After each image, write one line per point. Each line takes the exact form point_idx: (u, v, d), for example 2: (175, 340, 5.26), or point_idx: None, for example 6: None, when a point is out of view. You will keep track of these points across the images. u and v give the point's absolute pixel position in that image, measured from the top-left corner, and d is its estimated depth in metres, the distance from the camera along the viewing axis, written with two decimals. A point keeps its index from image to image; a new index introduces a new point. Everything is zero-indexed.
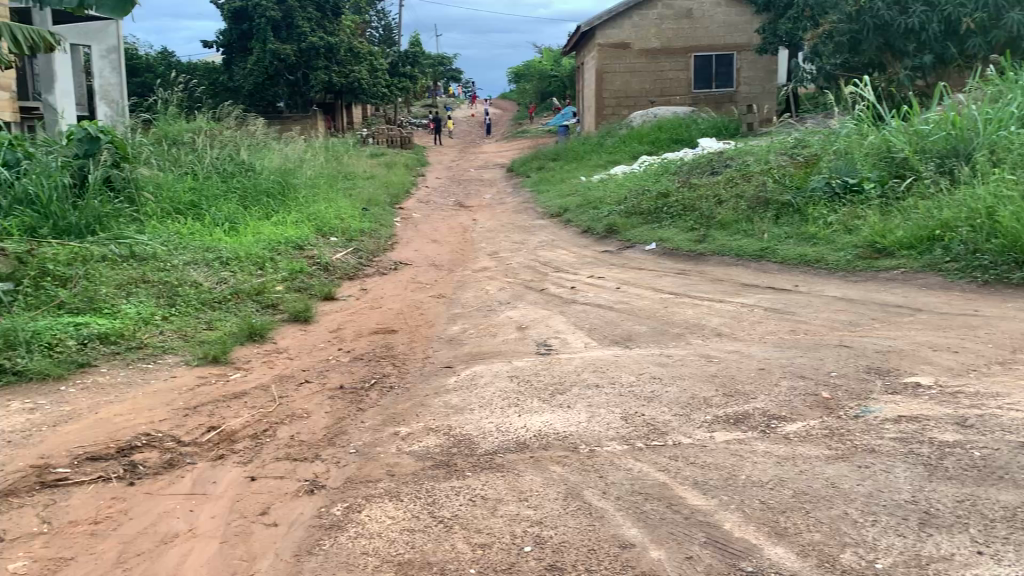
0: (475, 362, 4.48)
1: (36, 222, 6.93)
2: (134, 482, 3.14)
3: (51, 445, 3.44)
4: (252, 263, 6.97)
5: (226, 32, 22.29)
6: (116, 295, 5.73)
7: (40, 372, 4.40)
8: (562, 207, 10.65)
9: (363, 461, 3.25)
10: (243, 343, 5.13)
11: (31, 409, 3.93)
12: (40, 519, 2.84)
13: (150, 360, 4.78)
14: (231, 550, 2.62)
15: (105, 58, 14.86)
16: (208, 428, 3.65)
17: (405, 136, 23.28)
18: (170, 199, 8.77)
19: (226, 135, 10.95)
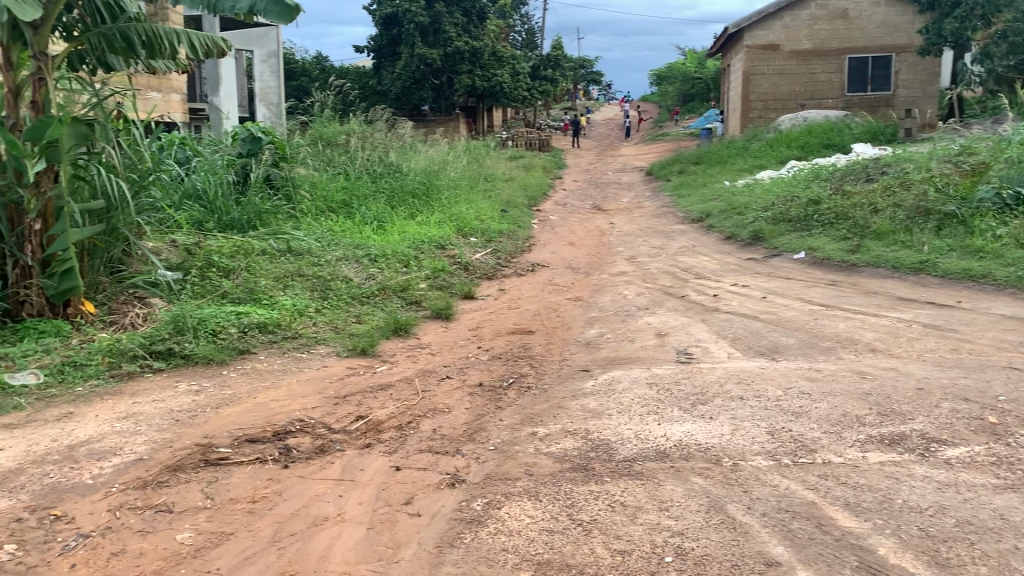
0: (613, 367, 4.47)
1: (203, 217, 7.45)
2: (288, 465, 3.31)
3: (214, 425, 3.68)
4: (398, 260, 7.20)
5: (377, 38, 23.17)
6: (274, 287, 6.07)
7: (205, 357, 4.73)
8: (704, 212, 10.44)
9: (502, 458, 3.30)
10: (389, 337, 5.33)
11: (197, 391, 4.23)
12: (204, 495, 3.04)
13: (304, 349, 5.03)
14: (377, 537, 2.72)
15: (265, 62, 15.73)
16: (356, 417, 3.80)
17: (544, 139, 23.46)
18: (324, 198, 9.20)
19: (376, 137, 11.34)
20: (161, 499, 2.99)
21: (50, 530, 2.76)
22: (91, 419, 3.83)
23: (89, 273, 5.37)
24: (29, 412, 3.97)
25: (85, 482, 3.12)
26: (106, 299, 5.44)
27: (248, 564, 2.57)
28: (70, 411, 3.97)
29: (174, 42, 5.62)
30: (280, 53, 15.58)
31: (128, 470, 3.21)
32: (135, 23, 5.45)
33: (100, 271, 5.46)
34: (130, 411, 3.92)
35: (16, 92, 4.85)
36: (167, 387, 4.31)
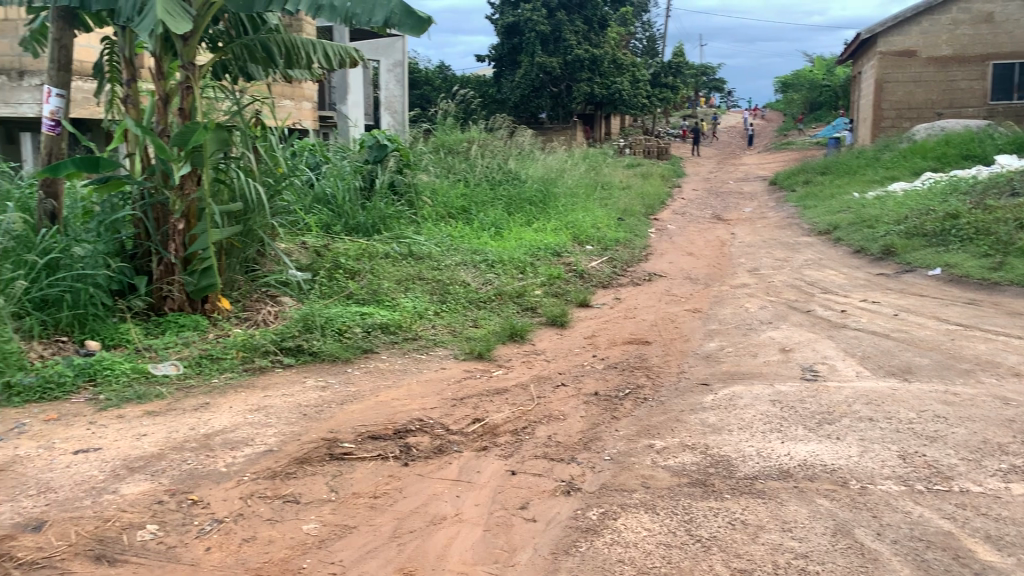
0: (734, 382, 4.36)
1: (331, 220, 7.76)
2: (408, 463, 3.39)
3: (339, 421, 3.82)
4: (514, 266, 7.27)
5: (499, 47, 23.52)
6: (396, 289, 6.24)
7: (332, 355, 4.91)
8: (831, 224, 10.08)
9: (618, 469, 3.28)
10: (505, 342, 5.38)
11: (323, 387, 4.39)
12: (329, 488, 3.15)
13: (423, 350, 5.15)
14: (494, 539, 2.75)
15: (390, 72, 16.19)
16: (473, 420, 3.86)
17: (663, 147, 23.19)
18: (444, 204, 9.41)
19: (496, 144, 11.50)
20: (289, 490, 3.12)
21: (188, 513, 2.93)
22: (225, 410, 4.04)
23: (226, 272, 5.66)
24: (170, 401, 4.23)
25: (220, 469, 3.29)
26: (240, 297, 5.73)
27: (370, 557, 2.65)
28: (206, 401, 4.19)
29: (309, 51, 5.90)
30: (406, 63, 16.20)
31: (259, 460, 3.37)
32: (274, 33, 5.74)
33: (236, 270, 5.75)
34: (260, 404, 4.11)
35: (166, 99, 5.18)
36: (295, 382, 4.50)
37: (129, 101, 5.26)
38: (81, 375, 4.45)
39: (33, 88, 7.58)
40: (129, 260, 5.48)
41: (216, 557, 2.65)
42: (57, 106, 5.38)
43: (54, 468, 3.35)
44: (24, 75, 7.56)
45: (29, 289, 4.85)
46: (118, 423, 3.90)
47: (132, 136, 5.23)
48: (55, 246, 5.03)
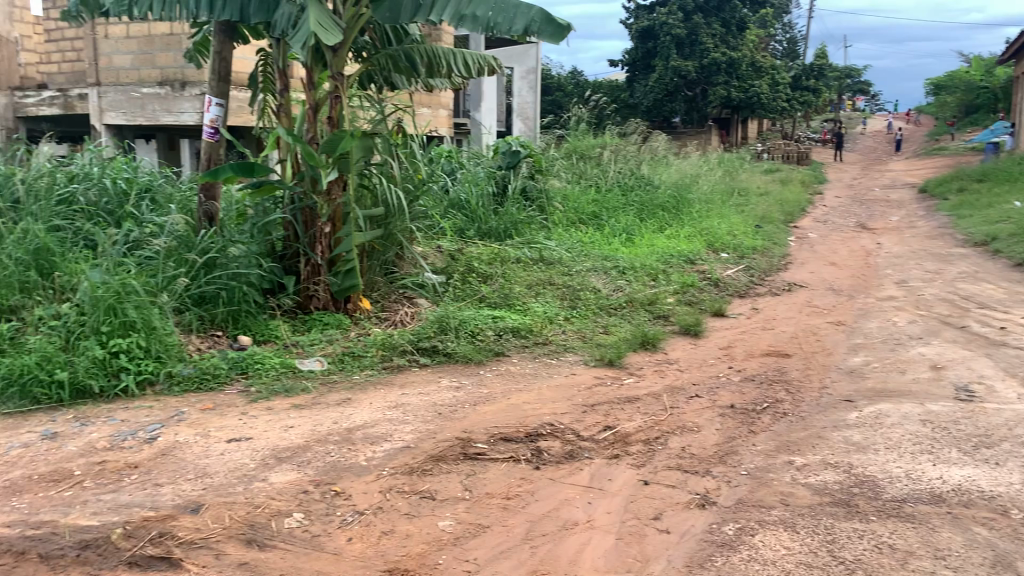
0: (880, 400, 4.16)
1: (464, 225, 7.96)
2: (540, 466, 3.42)
3: (473, 421, 3.90)
4: (646, 273, 7.21)
5: (633, 51, 23.40)
6: (527, 293, 6.31)
7: (465, 356, 5.01)
8: (989, 234, 9.47)
9: (755, 485, 3.19)
10: (636, 350, 5.33)
11: (457, 387, 4.49)
12: (463, 486, 3.22)
13: (554, 356, 5.17)
14: (626, 548, 2.74)
15: (523, 78, 16.33)
16: (604, 427, 3.85)
17: (803, 152, 22.39)
18: (576, 210, 9.44)
19: (630, 149, 11.43)
20: (425, 486, 3.21)
21: (331, 504, 3.06)
22: (365, 405, 4.20)
23: (367, 273, 5.89)
24: (314, 395, 4.43)
25: (361, 463, 3.42)
26: (380, 298, 5.95)
27: (504, 558, 2.69)
28: (347, 397, 4.37)
29: (450, 60, 6.04)
30: (538, 69, 15.78)
31: (398, 456, 3.48)
32: (416, 44, 5.91)
33: (377, 272, 5.97)
34: (398, 401, 4.24)
35: (315, 108, 5.42)
36: (430, 381, 4.63)
37: (282, 110, 5.54)
38: (234, 368, 4.74)
39: (193, 97, 7.99)
40: (278, 261, 5.77)
41: (357, 548, 2.76)
42: (217, 115, 5.73)
43: (210, 455, 3.57)
44: (186, 85, 8.03)
45: (189, 287, 5.21)
46: (267, 414, 4.12)
47: (284, 143, 5.51)
48: (212, 247, 5.37)
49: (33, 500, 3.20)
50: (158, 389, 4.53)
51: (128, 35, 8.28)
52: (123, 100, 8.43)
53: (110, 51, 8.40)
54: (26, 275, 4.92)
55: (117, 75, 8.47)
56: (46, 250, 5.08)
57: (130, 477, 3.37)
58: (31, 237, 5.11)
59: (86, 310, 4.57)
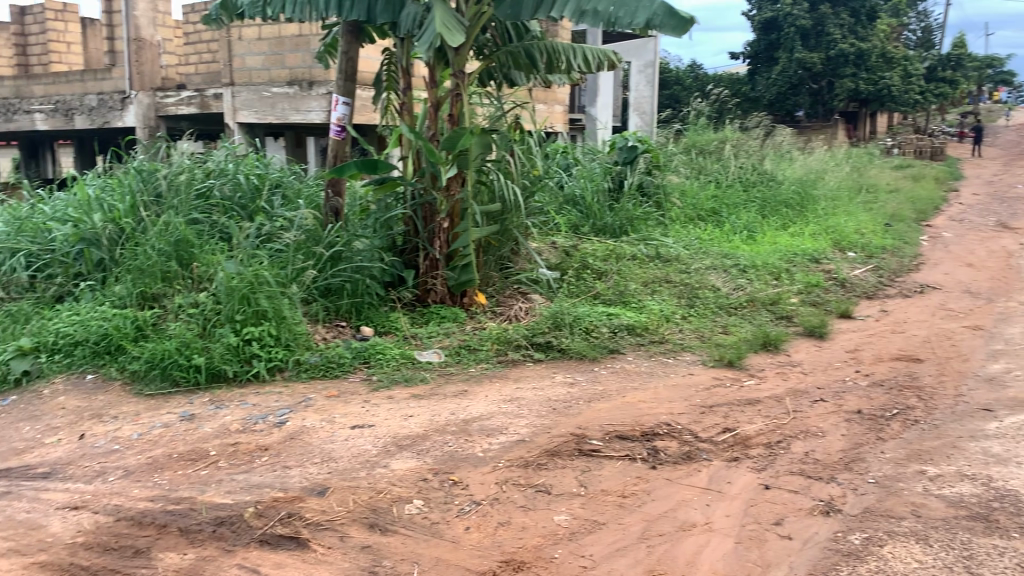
0: (1023, 411, 3.92)
1: (579, 221, 7.97)
2: (656, 466, 3.39)
3: (588, 418, 3.90)
4: (768, 272, 7.01)
5: (755, 44, 22.80)
6: (643, 291, 6.26)
7: (580, 352, 5.01)
8: None
9: (884, 494, 3.06)
10: (757, 351, 5.21)
11: (571, 383, 4.51)
12: (579, 482, 3.22)
13: (671, 354, 5.10)
14: (746, 553, 2.68)
15: (641, 72, 15.56)
16: (724, 429, 3.77)
17: (938, 147, 21.25)
18: (694, 206, 9.29)
19: (752, 144, 11.14)
20: (541, 480, 3.24)
21: (449, 492, 3.13)
22: (481, 398, 4.26)
23: (483, 268, 5.98)
24: (432, 386, 4.53)
25: (478, 454, 3.48)
26: (495, 292, 6.02)
27: (619, 555, 2.68)
28: (464, 389, 4.45)
29: (570, 56, 6.01)
30: (657, 62, 15.34)
31: (513, 449, 3.52)
32: (537, 41, 5.94)
33: (492, 267, 6.05)
34: (513, 395, 4.29)
35: (437, 105, 5.52)
36: (545, 376, 4.66)
37: (405, 109, 5.68)
38: (357, 357, 4.91)
39: (319, 96, 8.23)
40: (399, 255, 5.92)
41: (474, 537, 2.81)
42: (343, 114, 5.92)
43: (335, 440, 3.71)
44: (313, 85, 8.28)
45: (316, 278, 5.42)
46: (388, 403, 4.24)
47: (406, 141, 5.64)
48: (338, 241, 5.58)
49: (172, 477, 3.41)
50: (287, 375, 4.74)
51: (260, 36, 8.66)
52: (255, 99, 8.82)
53: (243, 52, 8.84)
54: (168, 266, 5.23)
55: (250, 75, 8.88)
56: (186, 242, 5.39)
57: (261, 459, 3.54)
58: (173, 230, 5.43)
59: (221, 299, 4.83)
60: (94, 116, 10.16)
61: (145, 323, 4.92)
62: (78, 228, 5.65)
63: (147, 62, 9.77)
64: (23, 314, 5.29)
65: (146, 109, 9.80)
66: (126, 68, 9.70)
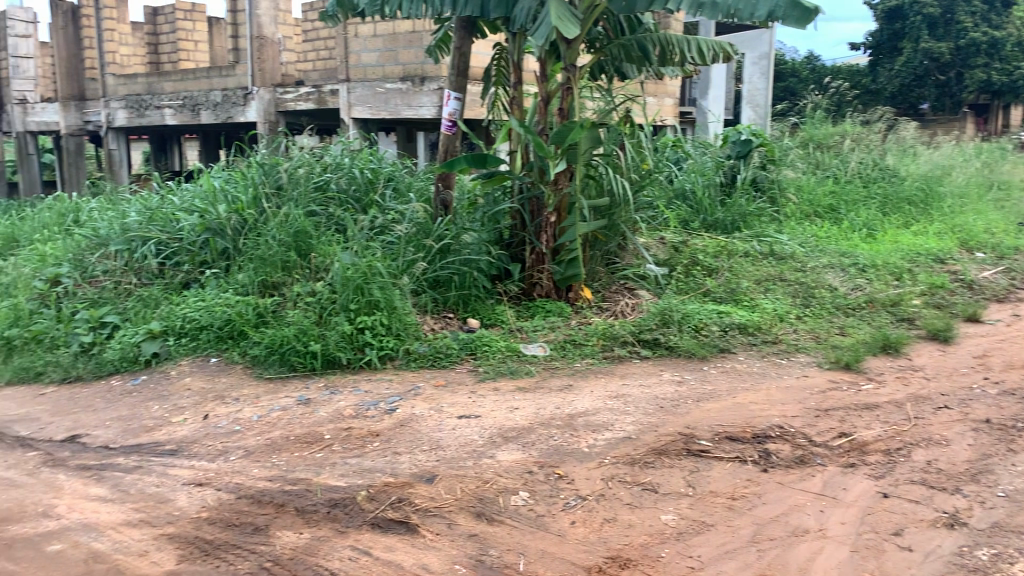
0: None
1: (689, 217, 7.85)
2: (767, 469, 3.30)
3: (697, 417, 3.84)
4: (890, 272, 6.71)
5: (877, 34, 21.87)
6: (755, 289, 6.11)
7: (688, 351, 4.93)
8: None
9: (1015, 509, 2.91)
10: (876, 354, 5.00)
11: (680, 382, 4.44)
12: (686, 482, 3.18)
13: (784, 355, 4.96)
14: (862, 562, 2.59)
15: (756, 65, 15.12)
16: (839, 434, 3.64)
17: None
18: (810, 202, 9.00)
19: (873, 138, 10.69)
20: (648, 478, 3.20)
21: (555, 486, 3.14)
22: (588, 393, 4.25)
23: (590, 263, 5.97)
24: (537, 379, 4.56)
25: (583, 449, 3.48)
26: (601, 288, 5.99)
27: (728, 558, 2.63)
28: (569, 383, 4.46)
29: (683, 48, 5.91)
30: (773, 54, 14.83)
31: (620, 446, 3.50)
32: (651, 32, 5.88)
33: (599, 262, 6.03)
34: (620, 392, 4.26)
35: (547, 100, 5.53)
36: (653, 374, 4.61)
37: (515, 103, 5.71)
38: (464, 348, 4.97)
39: (431, 91, 8.35)
40: (506, 249, 5.98)
41: (580, 532, 2.81)
42: (455, 109, 6.01)
43: (443, 428, 3.78)
44: (425, 80, 8.41)
45: (426, 270, 5.53)
46: (495, 394, 4.29)
47: (516, 135, 5.68)
48: (448, 234, 5.67)
49: (290, 458, 3.55)
50: (397, 363, 4.85)
51: (375, 34, 8.87)
52: (369, 95, 9.05)
53: (359, 49, 9.08)
54: (288, 256, 5.44)
55: (365, 71, 9.11)
56: (304, 233, 5.60)
57: (372, 444, 3.64)
58: (292, 221, 5.65)
59: (337, 289, 4.99)
60: (219, 111, 10.65)
61: (265, 310, 5.14)
62: (205, 219, 5.94)
63: (269, 60, 10.13)
64: (154, 299, 5.60)
65: (267, 105, 10.16)
66: (249, 65, 10.09)
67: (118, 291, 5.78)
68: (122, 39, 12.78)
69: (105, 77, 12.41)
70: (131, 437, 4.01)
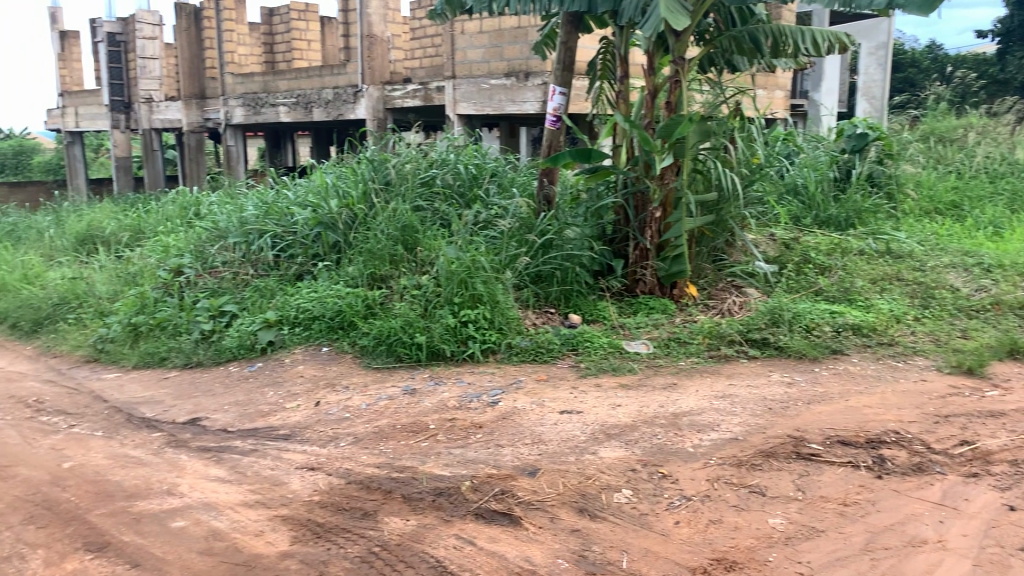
0: None
1: (800, 213, 7.62)
2: (882, 476, 3.18)
3: (807, 420, 3.72)
4: (1018, 272, 6.33)
5: (1008, 20, 20.64)
6: (871, 288, 5.87)
7: (799, 352, 4.79)
8: None
9: None
10: (1002, 358, 4.73)
11: (789, 383, 4.32)
12: (795, 486, 3.09)
13: (901, 358, 4.76)
14: None
15: (872, 55, 14.49)
16: (961, 442, 3.47)
17: None
18: (930, 199, 8.59)
19: (1001, 131, 10.11)
20: (755, 481, 3.13)
21: (659, 485, 3.11)
22: (693, 392, 4.19)
23: (695, 260, 5.88)
24: (641, 376, 4.52)
25: (688, 449, 3.43)
26: (707, 285, 5.88)
27: (840, 565, 2.55)
28: (674, 381, 4.40)
29: (797, 38, 5.69)
30: (891, 44, 14.16)
31: (726, 447, 3.43)
32: (763, 23, 5.71)
33: (705, 259, 5.93)
34: (726, 391, 4.18)
35: (654, 93, 5.46)
36: (761, 374, 4.50)
37: (621, 97, 5.66)
38: (566, 344, 4.96)
39: (535, 86, 8.36)
40: (609, 244, 5.95)
41: (685, 532, 2.78)
42: (560, 104, 6.01)
43: (545, 423, 3.80)
44: (529, 75, 8.43)
45: (528, 265, 5.58)
46: (597, 391, 4.27)
47: (621, 129, 5.64)
48: (550, 228, 5.69)
49: (396, 446, 3.64)
50: (499, 357, 4.88)
51: (481, 30, 8.95)
52: (475, 91, 9.14)
53: (465, 46, 9.18)
54: (395, 249, 5.56)
55: (470, 67, 9.21)
56: (411, 227, 5.71)
57: (476, 436, 3.69)
58: (400, 216, 5.78)
59: (442, 282, 5.08)
60: (330, 108, 10.99)
61: (373, 302, 5.27)
62: (317, 213, 6.15)
63: (378, 58, 10.36)
64: (269, 289, 5.82)
65: (375, 102, 10.40)
66: (359, 63, 10.34)
67: (236, 282, 6.04)
68: (240, 40, 13.31)
69: (225, 76, 12.94)
70: (247, 421, 4.19)
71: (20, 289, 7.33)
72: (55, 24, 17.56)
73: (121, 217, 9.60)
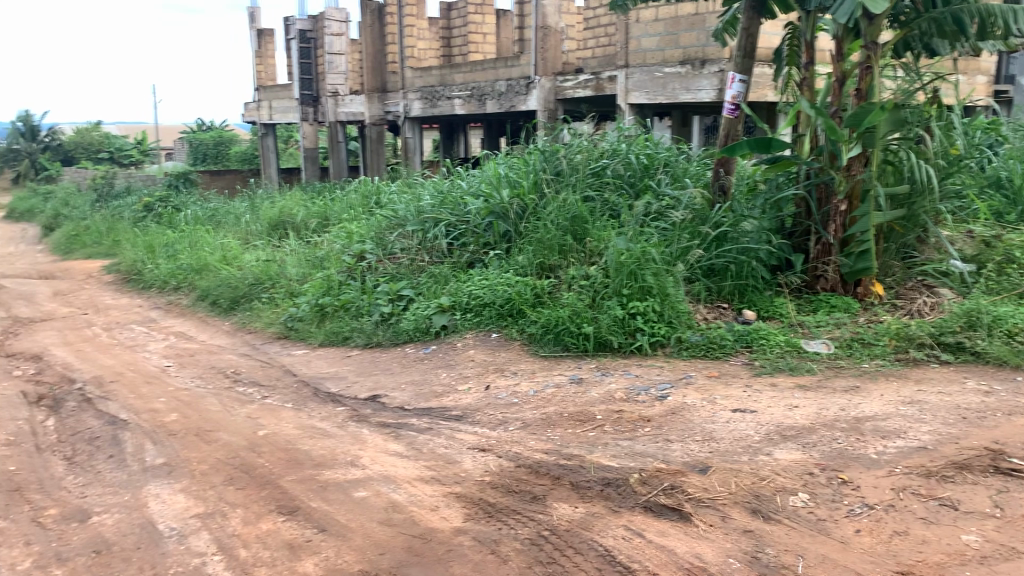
0: None
1: (1004, 207, 7.02)
2: None
3: (1007, 433, 3.44)
4: None
5: None
6: None
7: (998, 358, 4.43)
8: None
9: None
10: None
11: (986, 392, 4.00)
12: (993, 502, 2.87)
13: None
14: None
15: None
16: None
17: None
18: None
19: None
20: (946, 493, 2.93)
21: (838, 491, 2.97)
22: (876, 396, 3.97)
23: (883, 257, 5.56)
24: (820, 377, 4.33)
25: (871, 456, 3.25)
26: (895, 283, 5.55)
27: None
28: (856, 384, 4.18)
29: (1009, 18, 5.19)
30: None
31: (913, 455, 3.24)
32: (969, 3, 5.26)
33: (893, 256, 5.59)
34: (914, 397, 3.93)
35: (842, 79, 5.18)
36: (954, 381, 4.19)
37: (806, 83, 5.43)
38: (739, 341, 4.83)
39: (711, 74, 8.15)
40: (788, 238, 5.74)
41: (866, 542, 2.65)
42: (739, 91, 5.83)
43: (716, 420, 3.72)
44: (705, 63, 8.22)
45: (701, 258, 5.48)
46: (772, 390, 4.13)
47: (805, 117, 5.40)
48: (725, 221, 5.56)
49: (565, 434, 3.68)
50: (668, 351, 4.83)
51: (657, 18, 8.79)
52: (648, 80, 9.02)
53: (640, 34, 9.07)
54: (565, 239, 5.61)
55: (644, 56, 9.09)
56: (581, 218, 5.74)
57: (643, 429, 3.67)
58: (570, 206, 5.82)
59: (611, 274, 5.08)
60: (504, 100, 11.20)
61: (542, 291, 5.36)
62: (489, 203, 6.31)
63: (551, 49, 10.42)
64: (443, 276, 6.02)
65: (547, 93, 10.49)
66: (532, 55, 10.45)
67: (413, 268, 6.30)
68: (420, 34, 13.74)
69: (405, 70, 13.48)
70: (423, 401, 4.36)
71: (221, 269, 7.99)
72: (253, 23, 18.88)
73: (310, 204, 10.21)
